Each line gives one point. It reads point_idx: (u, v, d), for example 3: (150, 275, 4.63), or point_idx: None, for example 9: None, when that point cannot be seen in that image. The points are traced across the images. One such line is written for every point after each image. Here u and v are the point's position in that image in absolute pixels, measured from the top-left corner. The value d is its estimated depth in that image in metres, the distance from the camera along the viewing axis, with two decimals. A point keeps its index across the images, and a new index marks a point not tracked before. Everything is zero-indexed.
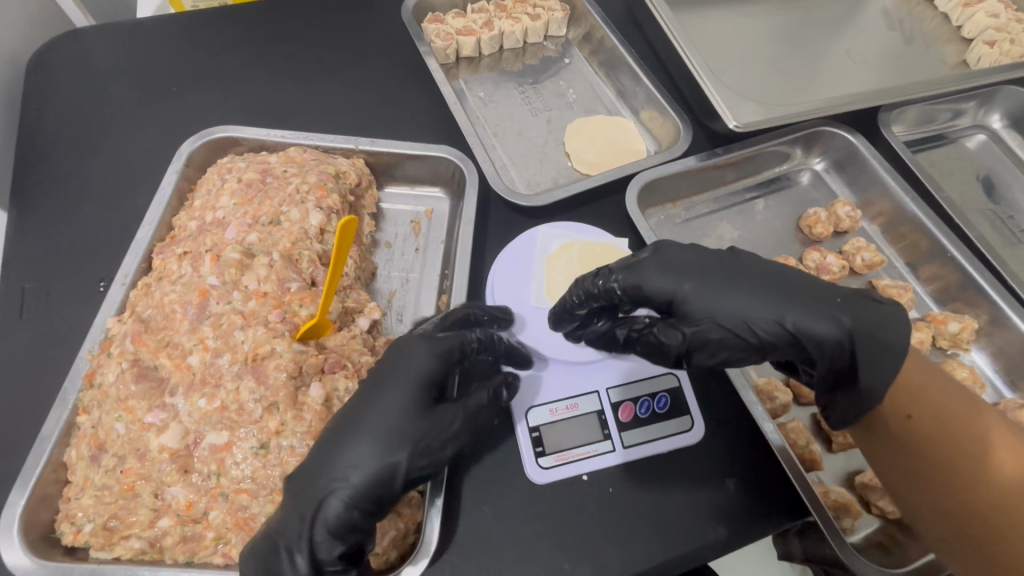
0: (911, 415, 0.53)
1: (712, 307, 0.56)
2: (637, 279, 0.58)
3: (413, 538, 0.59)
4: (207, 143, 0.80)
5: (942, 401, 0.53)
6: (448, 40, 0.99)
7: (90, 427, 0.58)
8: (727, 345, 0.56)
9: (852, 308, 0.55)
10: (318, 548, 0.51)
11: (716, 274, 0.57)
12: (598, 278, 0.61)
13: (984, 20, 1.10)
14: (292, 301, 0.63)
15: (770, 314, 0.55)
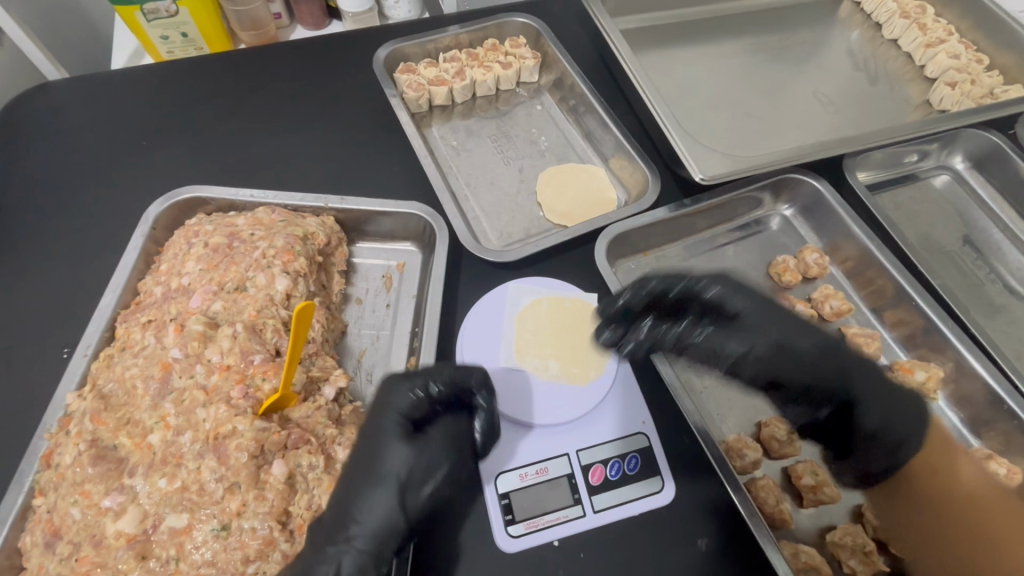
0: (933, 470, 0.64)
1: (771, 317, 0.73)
2: (723, 298, 0.73)
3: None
4: (175, 204, 0.80)
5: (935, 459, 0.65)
6: (420, 90, 1.00)
7: (45, 512, 0.57)
8: (777, 364, 0.71)
9: (880, 386, 0.70)
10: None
11: (780, 319, 0.73)
12: (689, 282, 0.73)
13: (946, 61, 1.13)
14: (254, 374, 0.62)
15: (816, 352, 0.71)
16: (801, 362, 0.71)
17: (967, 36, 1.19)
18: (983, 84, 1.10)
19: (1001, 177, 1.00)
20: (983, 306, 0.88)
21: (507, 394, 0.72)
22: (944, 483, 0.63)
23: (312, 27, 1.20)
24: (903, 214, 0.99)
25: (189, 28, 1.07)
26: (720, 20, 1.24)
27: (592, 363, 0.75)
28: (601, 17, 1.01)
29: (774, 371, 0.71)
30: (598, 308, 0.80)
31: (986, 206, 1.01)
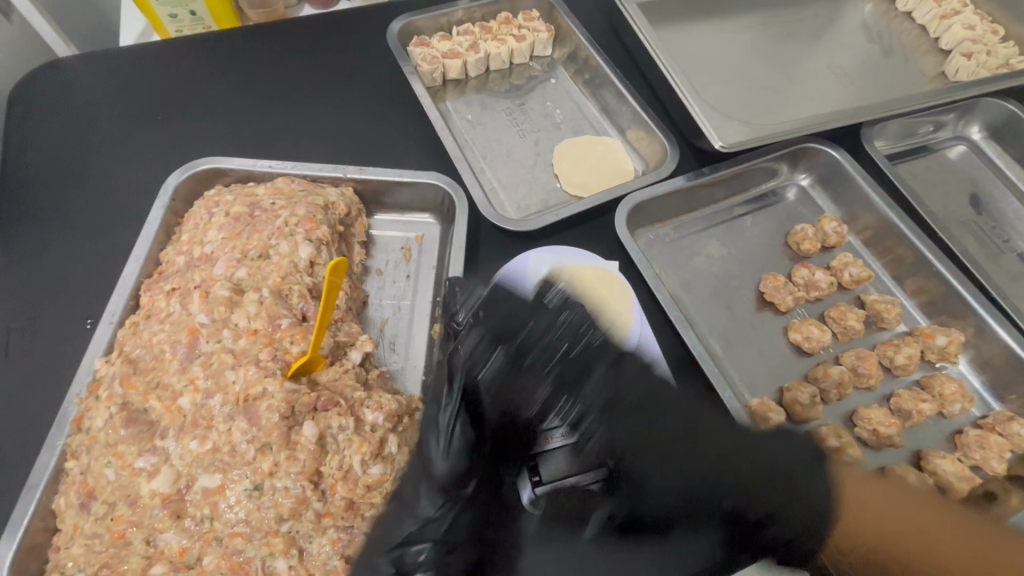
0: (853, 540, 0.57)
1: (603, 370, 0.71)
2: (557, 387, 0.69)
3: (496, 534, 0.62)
4: (194, 175, 0.80)
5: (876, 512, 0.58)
6: (434, 63, 0.99)
7: (78, 474, 0.58)
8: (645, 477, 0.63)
9: (777, 493, 0.61)
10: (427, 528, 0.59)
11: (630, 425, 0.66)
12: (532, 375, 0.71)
13: (961, 32, 1.12)
14: (282, 337, 0.62)
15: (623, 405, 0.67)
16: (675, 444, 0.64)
17: (981, 8, 1.19)
18: (999, 55, 1.09)
19: (1018, 147, 1.00)
20: (1001, 273, 0.89)
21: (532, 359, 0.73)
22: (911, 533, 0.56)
23: (320, 5, 1.19)
24: (920, 184, 0.99)
25: (198, 6, 1.06)
26: None
27: (616, 324, 0.75)
28: None
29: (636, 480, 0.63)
30: (619, 275, 0.80)
31: (1002, 176, 1.00)
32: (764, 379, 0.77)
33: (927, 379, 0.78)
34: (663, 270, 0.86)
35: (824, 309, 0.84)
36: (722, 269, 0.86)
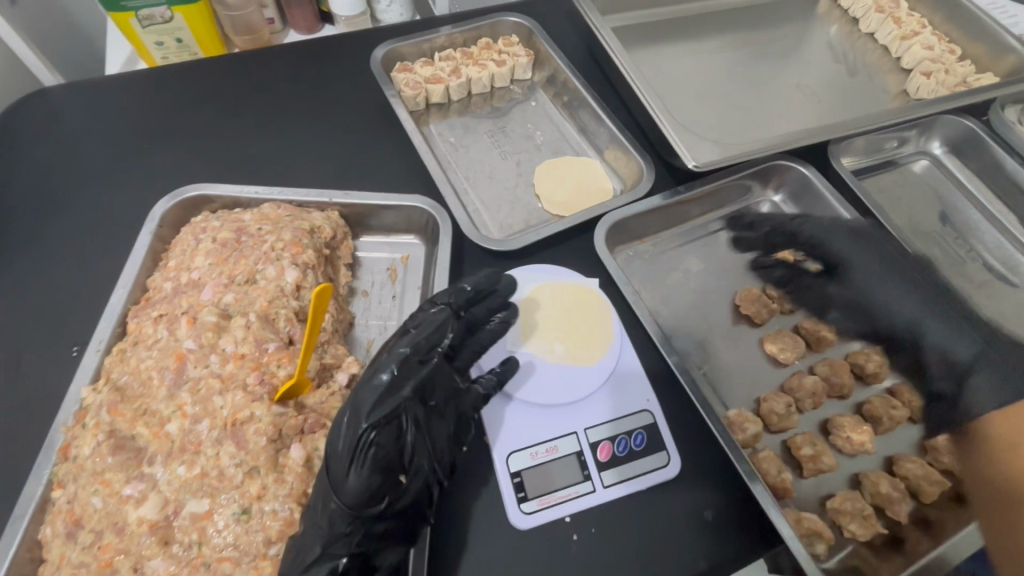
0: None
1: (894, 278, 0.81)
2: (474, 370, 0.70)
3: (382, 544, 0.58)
4: (180, 202, 0.81)
5: None
6: (417, 88, 1.02)
7: (65, 503, 0.58)
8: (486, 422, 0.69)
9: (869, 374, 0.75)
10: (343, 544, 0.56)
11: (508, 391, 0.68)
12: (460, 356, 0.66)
13: (921, 52, 1.17)
14: (270, 361, 0.63)
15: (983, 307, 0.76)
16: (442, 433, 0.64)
17: (939, 28, 1.25)
18: (957, 73, 1.14)
19: (977, 161, 1.05)
20: (964, 281, 0.93)
21: (525, 378, 0.74)
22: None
23: (304, 31, 1.22)
24: (887, 197, 1.03)
25: (184, 34, 1.08)
26: (705, 18, 1.28)
27: (601, 330, 0.79)
28: (592, 15, 1.04)
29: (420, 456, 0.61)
30: (598, 293, 0.83)
31: (963, 189, 1.05)
32: (743, 391, 0.79)
33: (897, 386, 0.80)
34: (641, 286, 0.88)
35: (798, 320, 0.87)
36: (699, 284, 0.89)
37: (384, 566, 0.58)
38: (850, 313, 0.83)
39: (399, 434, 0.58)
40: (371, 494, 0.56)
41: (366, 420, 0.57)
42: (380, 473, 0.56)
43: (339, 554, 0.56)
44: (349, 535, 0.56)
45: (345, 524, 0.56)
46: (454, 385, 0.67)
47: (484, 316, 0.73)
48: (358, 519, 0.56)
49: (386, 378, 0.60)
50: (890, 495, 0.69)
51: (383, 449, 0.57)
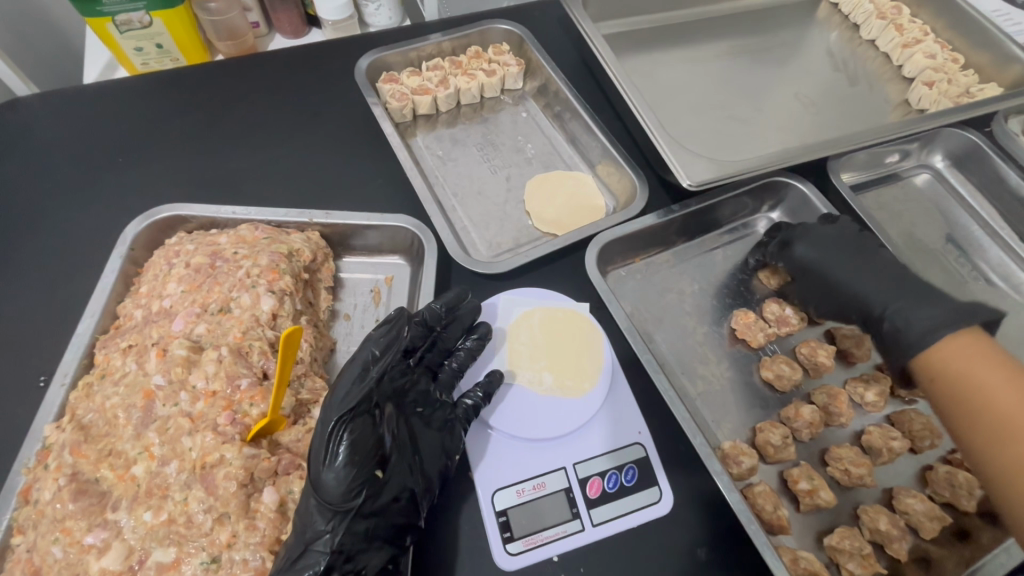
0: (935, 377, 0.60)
1: (880, 261, 0.74)
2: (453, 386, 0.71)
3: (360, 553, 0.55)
4: (153, 224, 0.78)
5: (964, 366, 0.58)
6: (403, 100, 0.98)
7: (25, 551, 0.55)
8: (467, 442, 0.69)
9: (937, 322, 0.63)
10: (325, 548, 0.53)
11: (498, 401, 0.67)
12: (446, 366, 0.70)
13: (923, 61, 1.14)
14: (242, 399, 0.60)
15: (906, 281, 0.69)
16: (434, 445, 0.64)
17: (941, 36, 1.22)
18: (960, 84, 1.11)
19: (980, 175, 1.02)
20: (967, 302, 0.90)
21: (501, 407, 0.72)
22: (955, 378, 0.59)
23: (290, 36, 1.18)
24: (887, 213, 1.00)
25: (164, 39, 1.03)
26: (702, 24, 1.24)
27: (589, 350, 0.77)
28: (585, 23, 1.00)
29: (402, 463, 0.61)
30: (590, 318, 0.80)
31: (966, 203, 1.02)
32: (738, 420, 0.76)
33: (897, 414, 0.78)
34: (633, 308, 0.85)
35: (795, 344, 0.84)
36: (693, 306, 0.86)
37: (370, 570, 0.55)
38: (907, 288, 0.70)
39: (373, 428, 0.58)
40: (349, 487, 0.55)
41: (337, 411, 0.57)
42: (355, 466, 0.56)
43: (323, 553, 0.53)
44: (332, 533, 0.54)
45: (326, 522, 0.54)
46: (429, 397, 0.68)
47: (462, 335, 0.73)
48: (340, 514, 0.55)
49: (357, 372, 0.60)
50: (889, 532, 0.66)
51: (358, 442, 0.57)
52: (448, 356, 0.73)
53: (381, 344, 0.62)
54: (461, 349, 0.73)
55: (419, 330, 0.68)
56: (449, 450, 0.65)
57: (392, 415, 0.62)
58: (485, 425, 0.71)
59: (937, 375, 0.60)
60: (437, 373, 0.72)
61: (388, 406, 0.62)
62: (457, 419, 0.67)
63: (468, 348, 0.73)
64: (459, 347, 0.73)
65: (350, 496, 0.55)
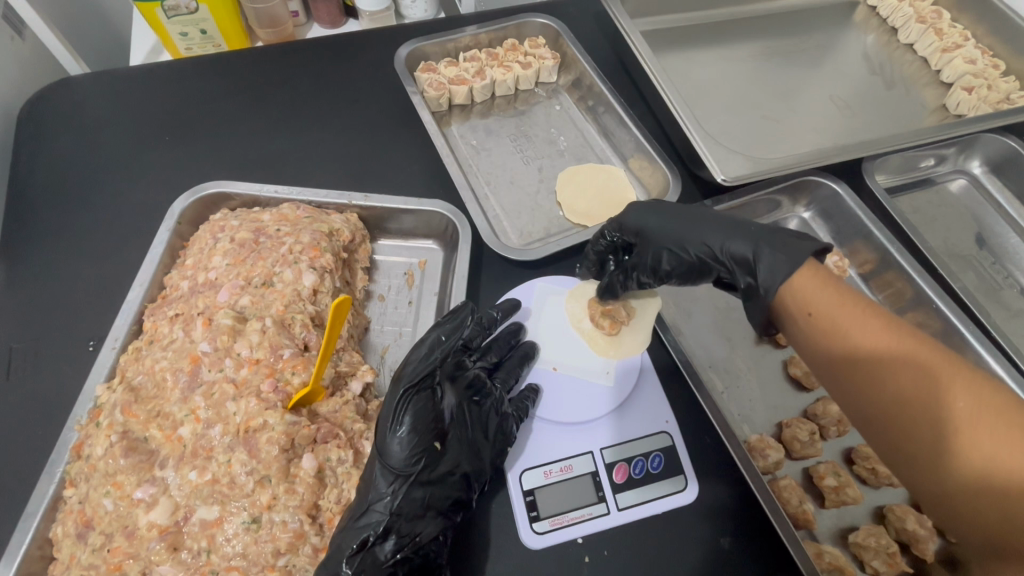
0: (811, 312, 0.55)
1: (708, 216, 0.67)
2: (508, 388, 0.71)
3: (420, 520, 0.58)
4: (199, 200, 0.80)
5: (831, 304, 0.54)
6: (441, 89, 1.00)
7: (76, 503, 0.58)
8: (518, 441, 0.70)
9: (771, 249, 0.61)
10: (388, 509, 0.57)
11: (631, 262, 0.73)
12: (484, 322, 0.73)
13: (962, 66, 1.13)
14: (284, 368, 0.63)
15: (690, 212, 0.68)
16: (489, 438, 0.65)
17: (982, 42, 1.20)
18: (1000, 90, 1.09)
19: (1017, 182, 1.01)
20: (1000, 309, 0.89)
21: (544, 396, 0.73)
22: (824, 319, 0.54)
23: (328, 26, 1.20)
24: (920, 218, 1.00)
25: (209, 25, 1.06)
26: (737, 23, 1.24)
27: (623, 344, 0.77)
28: (621, 17, 1.01)
29: (461, 447, 0.63)
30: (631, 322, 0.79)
31: (1002, 211, 1.01)
32: (762, 415, 0.76)
33: None
34: (663, 296, 0.85)
35: None
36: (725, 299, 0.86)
37: (423, 537, 0.58)
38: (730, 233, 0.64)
39: (434, 404, 0.62)
40: (412, 452, 0.59)
41: (406, 383, 0.62)
42: (418, 434, 0.60)
43: (383, 514, 0.57)
44: (392, 496, 0.58)
45: (387, 484, 0.58)
46: (484, 387, 0.68)
47: (506, 347, 0.75)
48: (401, 479, 0.58)
49: (423, 351, 0.65)
50: (916, 532, 0.66)
51: (423, 413, 0.61)
52: (498, 360, 0.74)
53: (444, 323, 0.67)
54: (511, 354, 0.75)
55: (475, 327, 0.71)
56: (505, 443, 0.66)
57: (452, 403, 0.64)
58: (535, 417, 0.72)
59: (811, 315, 0.55)
60: (492, 372, 0.73)
61: (449, 387, 0.65)
62: (510, 414, 0.68)
63: (520, 354, 0.75)
64: (507, 353, 0.75)
65: (415, 469, 0.59)
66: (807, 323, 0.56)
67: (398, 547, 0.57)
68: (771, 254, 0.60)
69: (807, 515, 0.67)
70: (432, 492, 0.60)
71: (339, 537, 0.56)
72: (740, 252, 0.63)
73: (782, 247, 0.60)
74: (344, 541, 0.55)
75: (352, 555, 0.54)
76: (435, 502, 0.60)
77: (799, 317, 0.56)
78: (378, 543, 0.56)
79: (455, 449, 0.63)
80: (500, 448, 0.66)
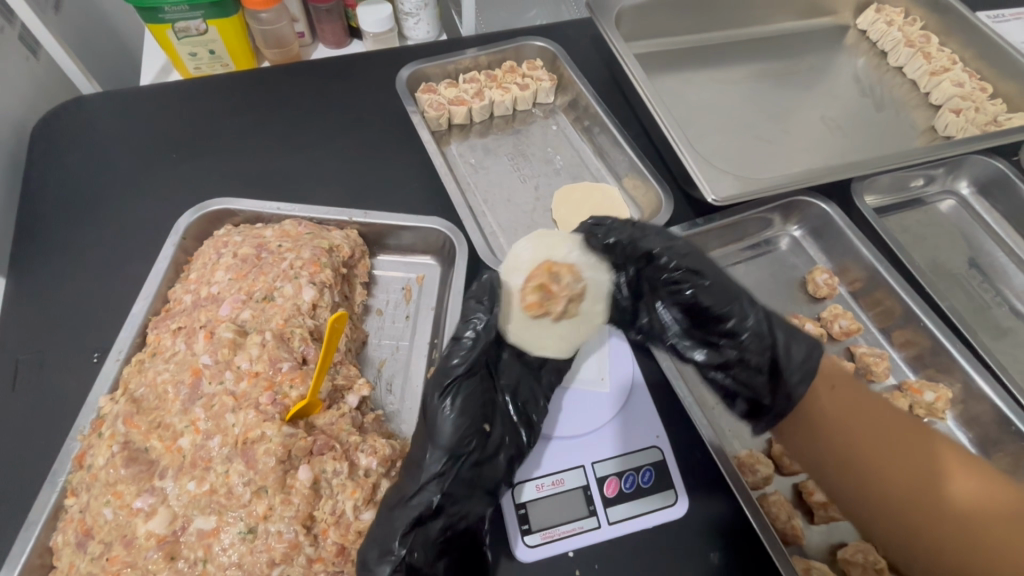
0: (834, 386, 0.61)
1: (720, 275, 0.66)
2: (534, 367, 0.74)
3: (470, 499, 0.60)
4: (204, 216, 0.83)
5: (852, 395, 0.60)
6: (440, 110, 1.03)
7: (77, 512, 0.59)
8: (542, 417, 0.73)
9: (777, 345, 0.64)
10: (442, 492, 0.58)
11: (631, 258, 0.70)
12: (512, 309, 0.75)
13: (950, 89, 1.15)
14: (282, 381, 0.64)
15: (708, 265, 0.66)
16: (524, 422, 0.68)
17: (970, 65, 1.23)
18: (988, 112, 1.12)
19: (1005, 203, 1.03)
20: (988, 329, 0.90)
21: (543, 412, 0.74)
22: (844, 401, 0.60)
23: (333, 46, 1.24)
24: (910, 237, 1.02)
25: (217, 46, 1.10)
26: (730, 47, 1.28)
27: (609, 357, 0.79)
28: (616, 41, 1.04)
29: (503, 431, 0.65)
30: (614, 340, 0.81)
31: (990, 231, 1.03)
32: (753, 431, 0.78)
33: None
34: None
35: None
36: None
37: (472, 515, 0.61)
38: (740, 309, 0.65)
39: (483, 388, 0.62)
40: (465, 436, 0.59)
41: (461, 371, 0.60)
42: (470, 417, 0.60)
43: (436, 492, 0.57)
44: (445, 477, 0.58)
45: (439, 465, 0.58)
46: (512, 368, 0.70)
47: None
48: (454, 460, 0.59)
49: (474, 340, 0.61)
50: None
51: (473, 398, 0.60)
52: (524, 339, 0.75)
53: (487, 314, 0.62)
54: None
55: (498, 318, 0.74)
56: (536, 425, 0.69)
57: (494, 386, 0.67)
58: None
59: (835, 389, 0.61)
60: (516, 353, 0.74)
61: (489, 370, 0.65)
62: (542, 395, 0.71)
63: None
64: None
65: (468, 453, 0.59)
66: (830, 398, 0.61)
67: (447, 525, 0.59)
68: (778, 349, 0.63)
69: (796, 530, 0.68)
70: (480, 473, 0.61)
71: (389, 517, 0.57)
72: (748, 337, 0.64)
73: (783, 342, 0.64)
74: (397, 521, 0.56)
75: (405, 534, 0.56)
76: (484, 483, 0.61)
77: (823, 391, 0.61)
78: (430, 521, 0.58)
79: (500, 434, 0.64)
80: (535, 430, 0.68)
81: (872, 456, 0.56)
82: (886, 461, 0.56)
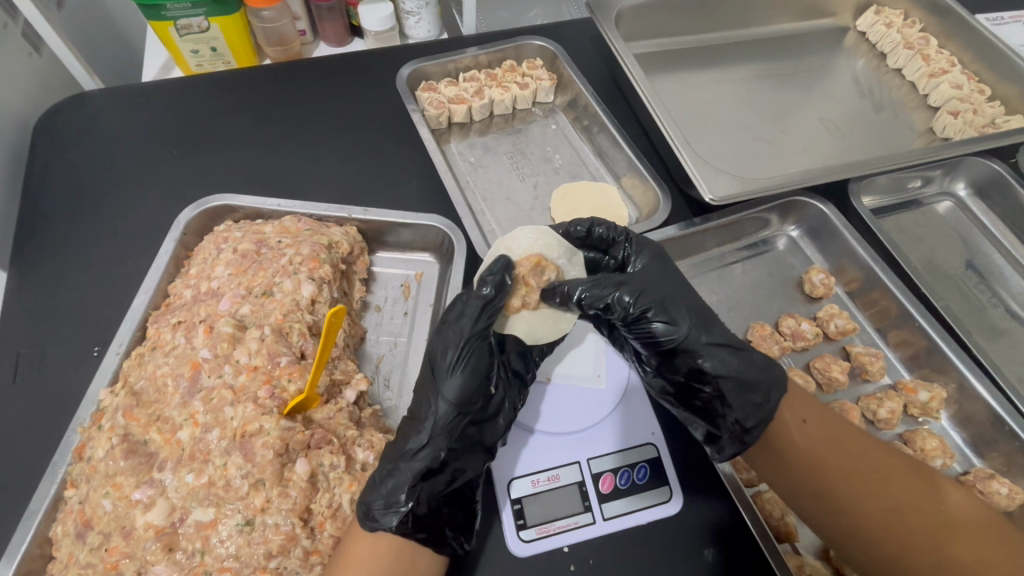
0: (805, 420, 0.65)
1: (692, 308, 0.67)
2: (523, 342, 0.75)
3: (470, 455, 0.63)
4: (204, 211, 0.83)
5: (823, 429, 0.65)
6: (440, 108, 1.04)
7: (77, 503, 0.60)
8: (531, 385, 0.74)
9: (740, 383, 0.65)
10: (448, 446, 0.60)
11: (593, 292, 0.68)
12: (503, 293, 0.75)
13: (948, 91, 1.15)
14: (281, 375, 0.65)
15: (679, 298, 0.67)
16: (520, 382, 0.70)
17: (969, 67, 1.23)
18: (986, 114, 1.12)
19: (1003, 205, 1.03)
20: (984, 329, 0.91)
21: (540, 408, 0.74)
22: (817, 436, 0.64)
23: (334, 44, 1.25)
24: (906, 238, 1.02)
25: (219, 43, 1.10)
26: (730, 47, 1.28)
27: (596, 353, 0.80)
28: (616, 41, 1.04)
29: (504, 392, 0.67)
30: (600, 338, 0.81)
31: (987, 232, 1.03)
32: None
33: (909, 433, 0.79)
34: None
35: (809, 359, 0.87)
36: None
37: (472, 470, 0.63)
38: (712, 347, 0.65)
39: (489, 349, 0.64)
40: (471, 395, 0.61)
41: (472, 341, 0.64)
42: (477, 378, 0.62)
43: (443, 446, 0.60)
44: (451, 432, 0.61)
45: (445, 421, 0.61)
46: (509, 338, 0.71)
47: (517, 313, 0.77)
48: (459, 417, 0.61)
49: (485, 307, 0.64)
50: None
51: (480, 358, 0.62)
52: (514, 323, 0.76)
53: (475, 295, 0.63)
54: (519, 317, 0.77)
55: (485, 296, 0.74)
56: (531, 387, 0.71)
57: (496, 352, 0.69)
58: (525, 426, 0.73)
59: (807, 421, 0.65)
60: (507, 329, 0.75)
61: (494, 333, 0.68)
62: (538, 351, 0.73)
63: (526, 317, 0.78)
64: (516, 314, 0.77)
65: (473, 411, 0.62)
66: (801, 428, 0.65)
67: (450, 479, 0.61)
68: (739, 385, 0.65)
69: (790, 527, 0.68)
70: (480, 430, 0.64)
71: (396, 470, 0.58)
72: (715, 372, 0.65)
73: (748, 379, 0.64)
74: (402, 476, 0.58)
75: (411, 487, 0.58)
76: (483, 439, 0.64)
77: (796, 426, 0.65)
78: (434, 475, 0.60)
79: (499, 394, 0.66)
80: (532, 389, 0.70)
81: (849, 485, 0.61)
82: (861, 492, 0.60)
